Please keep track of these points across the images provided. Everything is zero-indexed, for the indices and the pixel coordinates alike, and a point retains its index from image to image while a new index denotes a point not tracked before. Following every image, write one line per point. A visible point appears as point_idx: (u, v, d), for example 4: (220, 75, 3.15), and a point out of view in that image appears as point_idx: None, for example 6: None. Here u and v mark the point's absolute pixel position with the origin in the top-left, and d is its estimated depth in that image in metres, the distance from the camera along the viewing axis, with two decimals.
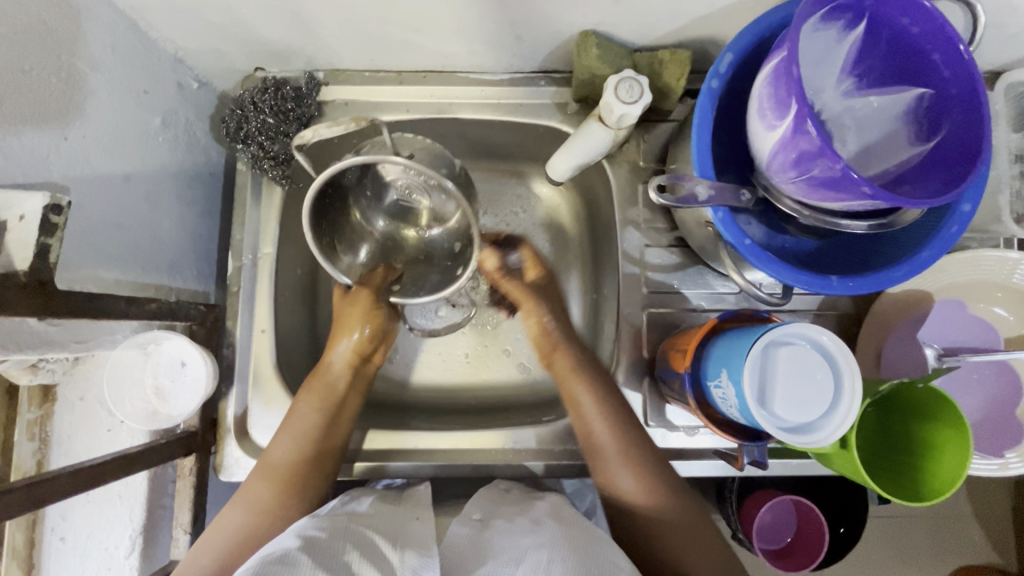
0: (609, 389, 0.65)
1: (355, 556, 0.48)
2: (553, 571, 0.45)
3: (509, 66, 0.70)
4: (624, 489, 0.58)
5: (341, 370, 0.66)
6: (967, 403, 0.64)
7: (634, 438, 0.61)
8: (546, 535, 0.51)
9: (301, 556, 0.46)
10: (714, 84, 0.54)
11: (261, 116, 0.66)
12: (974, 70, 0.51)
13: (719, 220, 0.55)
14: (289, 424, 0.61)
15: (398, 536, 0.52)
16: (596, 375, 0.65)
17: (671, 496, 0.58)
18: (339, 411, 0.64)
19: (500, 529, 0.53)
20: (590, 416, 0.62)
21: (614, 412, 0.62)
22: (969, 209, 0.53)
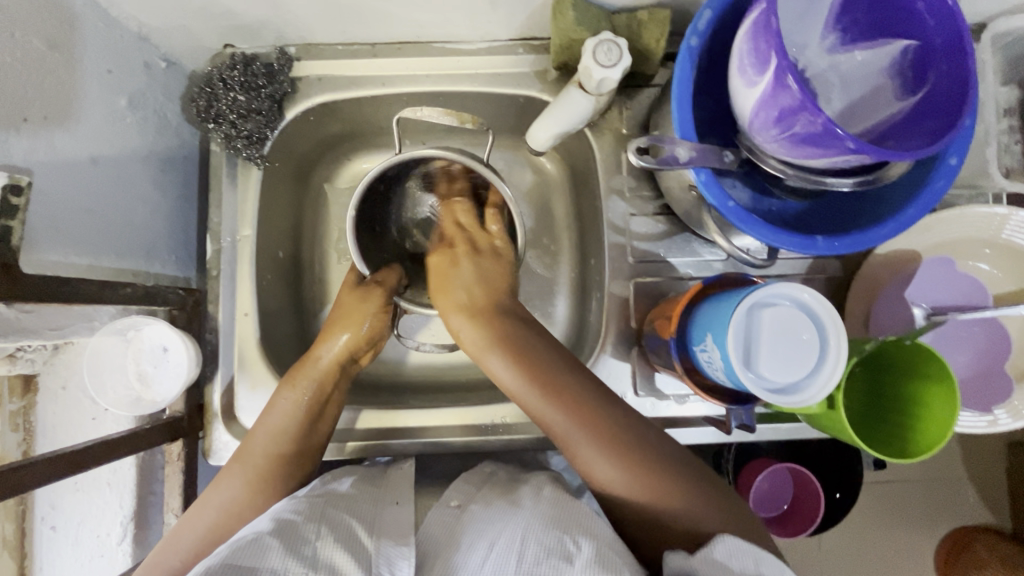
0: (559, 361, 0.58)
1: (327, 541, 0.48)
2: (531, 548, 0.46)
3: (485, 34, 0.68)
4: (608, 477, 0.52)
5: (327, 367, 0.64)
6: (957, 361, 0.64)
7: (586, 406, 0.55)
8: (530, 511, 0.51)
9: (272, 541, 0.46)
10: (693, 42, 0.52)
11: (232, 94, 0.65)
12: (959, 17, 0.49)
13: (703, 183, 0.53)
14: (266, 419, 0.60)
15: (373, 523, 0.52)
16: (541, 348, 0.59)
17: (659, 466, 0.52)
18: (317, 416, 0.62)
19: (490, 505, 0.53)
20: (545, 411, 0.55)
21: (567, 386, 0.56)
22: (955, 162, 0.52)
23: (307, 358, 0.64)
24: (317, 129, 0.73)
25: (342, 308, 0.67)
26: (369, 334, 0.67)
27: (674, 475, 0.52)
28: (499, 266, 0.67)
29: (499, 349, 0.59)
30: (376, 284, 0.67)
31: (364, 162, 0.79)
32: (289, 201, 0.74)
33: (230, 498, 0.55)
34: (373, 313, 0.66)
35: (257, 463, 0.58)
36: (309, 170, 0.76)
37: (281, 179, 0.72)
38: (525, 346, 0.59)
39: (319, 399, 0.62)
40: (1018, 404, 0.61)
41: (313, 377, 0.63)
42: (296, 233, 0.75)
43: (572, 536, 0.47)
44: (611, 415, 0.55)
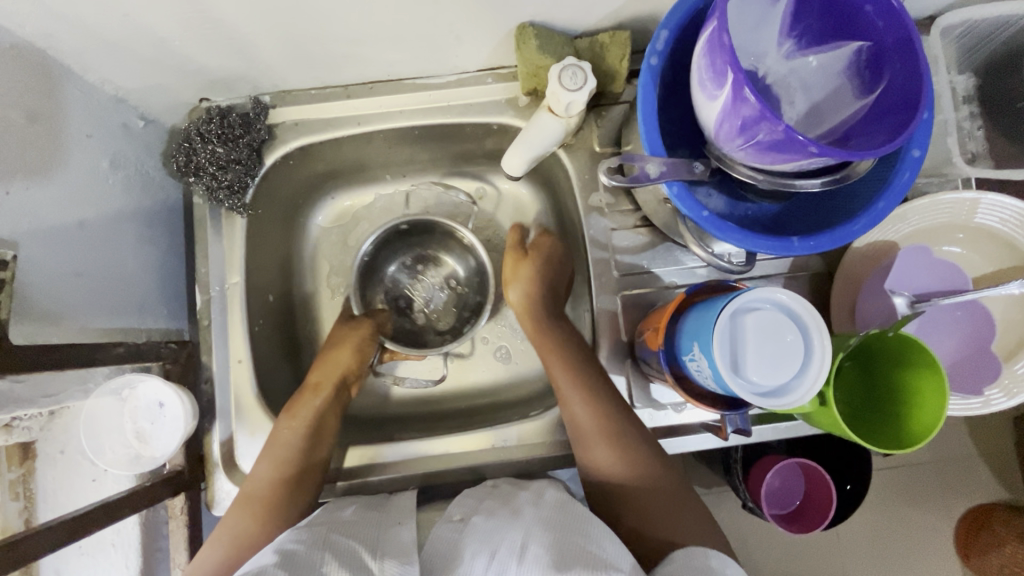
0: (589, 366, 0.67)
1: (332, 566, 0.49)
2: (531, 563, 0.46)
3: (454, 68, 0.69)
4: (608, 467, 0.61)
5: (323, 393, 0.67)
6: (943, 346, 0.65)
7: (609, 407, 0.63)
8: (528, 526, 0.51)
9: (275, 569, 0.47)
10: (653, 62, 0.54)
11: (210, 146, 0.66)
12: (905, 17, 0.53)
13: (676, 195, 0.55)
14: (268, 449, 0.62)
15: (375, 544, 0.52)
16: (589, 368, 0.67)
17: (651, 467, 0.61)
18: (318, 441, 0.64)
19: (482, 524, 0.53)
20: (573, 406, 0.64)
21: (603, 403, 0.64)
22: (919, 154, 0.54)
23: (302, 391, 0.67)
24: (297, 172, 0.74)
25: (332, 339, 0.71)
26: (353, 363, 0.70)
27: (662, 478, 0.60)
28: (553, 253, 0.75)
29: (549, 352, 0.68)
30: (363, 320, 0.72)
31: (347, 199, 0.82)
32: (274, 244, 0.75)
33: (240, 531, 0.58)
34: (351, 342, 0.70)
35: (262, 499, 0.60)
36: (293, 213, 0.77)
37: (266, 224, 0.73)
38: (576, 363, 0.67)
39: (315, 422, 0.65)
40: (1009, 382, 0.62)
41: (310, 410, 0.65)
42: (284, 276, 0.77)
43: (571, 551, 0.47)
44: (627, 419, 0.63)
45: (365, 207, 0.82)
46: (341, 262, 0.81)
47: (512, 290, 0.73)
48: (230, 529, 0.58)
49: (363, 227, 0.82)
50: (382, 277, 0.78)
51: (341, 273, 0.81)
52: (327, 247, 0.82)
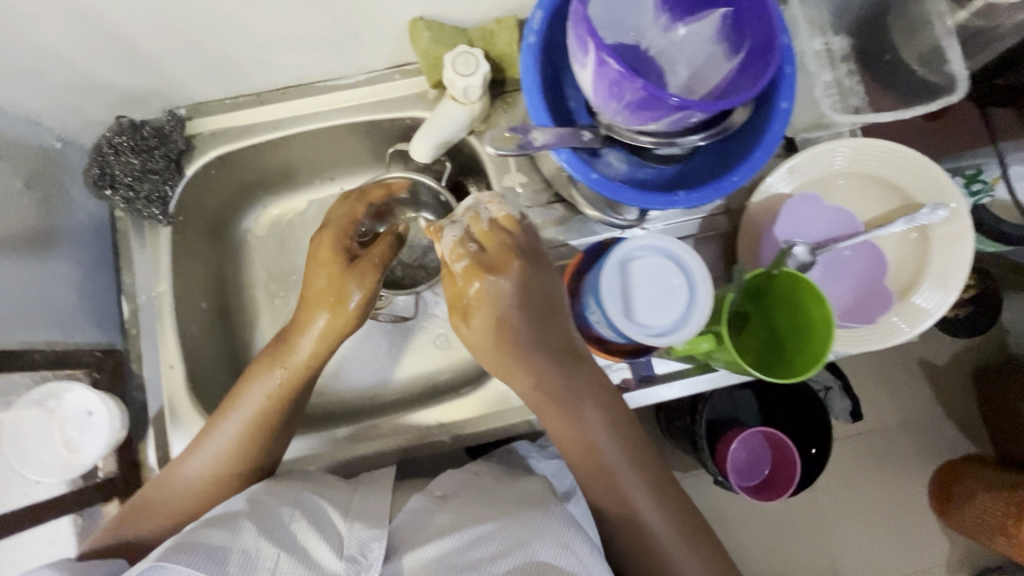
0: (552, 364, 0.57)
1: (301, 523, 0.52)
2: (522, 552, 0.49)
3: (361, 67, 0.73)
4: (588, 472, 0.61)
5: (303, 353, 0.63)
6: (842, 287, 0.69)
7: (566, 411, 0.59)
8: (521, 511, 0.53)
9: (246, 522, 0.51)
10: (531, 40, 0.58)
11: (125, 159, 0.68)
12: None
13: (565, 161, 0.59)
14: (250, 389, 0.62)
15: (347, 506, 0.56)
16: (550, 363, 0.57)
17: (624, 464, 0.60)
18: (290, 400, 0.63)
19: (463, 503, 0.56)
20: (529, 395, 0.60)
21: (568, 403, 0.59)
22: (787, 105, 0.59)
23: (282, 337, 0.64)
24: (221, 181, 0.76)
25: (317, 257, 0.66)
26: (346, 297, 0.64)
27: (642, 481, 0.60)
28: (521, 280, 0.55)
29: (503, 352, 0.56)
30: (363, 265, 0.65)
31: (279, 207, 0.84)
32: (204, 252, 0.77)
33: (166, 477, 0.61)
34: (357, 289, 0.64)
35: (208, 473, 0.61)
36: (221, 221, 0.79)
37: (193, 233, 0.75)
38: (538, 369, 0.57)
39: (297, 376, 0.63)
40: (904, 313, 0.67)
41: (260, 392, 0.62)
42: (218, 282, 0.78)
43: (558, 539, 0.51)
44: (599, 415, 0.60)
45: (296, 211, 0.85)
46: (276, 266, 0.83)
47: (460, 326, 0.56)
48: (177, 494, 0.60)
49: (294, 231, 0.84)
50: None
51: (276, 277, 0.83)
52: (261, 254, 0.83)
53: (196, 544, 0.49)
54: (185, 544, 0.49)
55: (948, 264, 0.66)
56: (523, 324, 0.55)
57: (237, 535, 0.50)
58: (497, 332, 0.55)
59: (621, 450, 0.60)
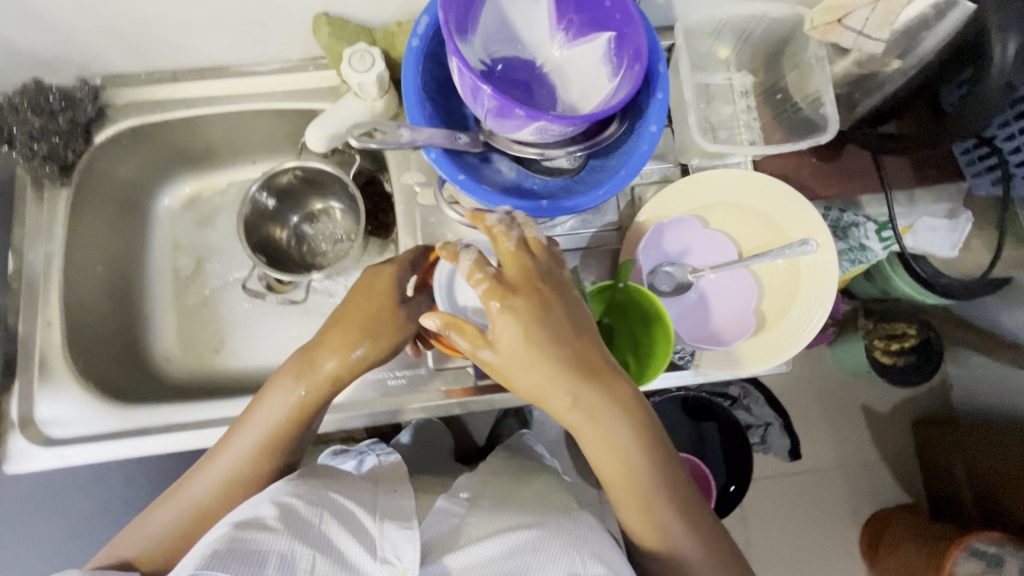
0: (597, 393, 0.50)
1: (331, 524, 0.50)
2: (549, 564, 0.50)
3: (276, 56, 0.75)
4: (628, 514, 0.54)
5: (319, 378, 0.57)
6: (711, 309, 0.71)
7: (644, 431, 0.52)
8: (547, 526, 0.54)
9: (272, 525, 0.49)
10: (415, 44, 0.60)
11: (25, 118, 0.68)
12: (635, 12, 0.60)
13: (435, 161, 0.61)
14: (256, 414, 0.59)
15: (375, 506, 0.54)
16: (596, 392, 0.50)
17: (668, 500, 0.53)
18: (311, 412, 0.59)
19: (492, 509, 0.57)
20: (569, 422, 0.51)
21: (607, 434, 0.51)
22: (655, 129, 0.61)
23: (302, 358, 0.58)
24: (132, 152, 0.78)
25: (365, 287, 0.60)
26: (375, 345, 0.58)
27: (683, 518, 0.53)
28: (527, 304, 0.48)
29: (541, 362, 0.48)
30: (382, 324, 0.59)
31: (195, 185, 0.86)
32: (108, 218, 0.79)
33: (168, 523, 0.57)
34: (365, 343, 0.58)
35: (204, 498, 0.58)
36: (132, 191, 0.82)
37: (97, 198, 0.77)
38: (598, 396, 0.50)
39: (315, 390, 0.58)
40: (758, 340, 0.69)
41: (281, 409, 0.58)
42: (120, 249, 0.80)
43: (578, 555, 0.51)
44: (627, 455, 0.52)
45: (211, 189, 0.87)
46: (184, 239, 0.85)
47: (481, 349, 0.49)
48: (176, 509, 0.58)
49: (207, 208, 0.86)
50: (272, 211, 0.83)
51: (183, 251, 0.85)
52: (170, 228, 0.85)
53: (224, 550, 0.46)
54: (224, 550, 0.46)
55: (817, 293, 0.70)
56: (514, 341, 0.48)
57: (265, 537, 0.48)
58: (557, 344, 0.48)
59: (639, 486, 0.52)
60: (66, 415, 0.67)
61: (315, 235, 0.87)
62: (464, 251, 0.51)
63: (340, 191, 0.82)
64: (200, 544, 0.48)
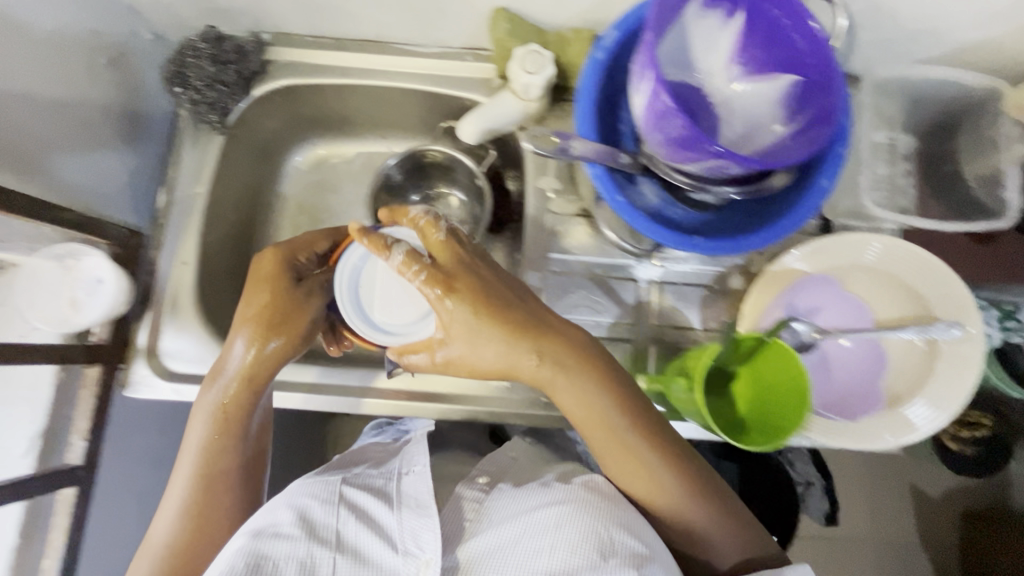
0: (591, 371, 0.56)
1: (349, 522, 0.53)
2: (564, 541, 0.50)
3: (438, 40, 0.76)
4: (641, 495, 0.57)
5: (236, 373, 0.60)
6: (834, 376, 0.68)
7: (636, 412, 0.57)
8: (563, 493, 0.54)
9: (293, 528, 0.51)
10: (599, 56, 0.60)
11: (201, 64, 0.71)
12: (832, 60, 0.58)
13: (596, 177, 0.61)
14: (186, 441, 0.60)
15: (393, 497, 0.57)
16: (565, 368, 0.55)
17: (689, 478, 0.57)
18: (252, 394, 0.60)
19: (503, 497, 0.58)
20: (568, 403, 0.57)
21: (580, 405, 0.56)
22: (826, 185, 0.59)
23: (211, 372, 0.60)
24: (282, 109, 0.80)
25: (255, 274, 0.61)
26: (280, 309, 0.60)
27: (688, 492, 0.57)
28: (490, 277, 0.55)
29: (520, 332, 0.54)
30: (283, 328, 0.60)
31: (327, 150, 0.88)
32: (247, 170, 0.81)
33: (173, 538, 0.57)
34: (279, 336, 0.59)
35: (174, 529, 0.57)
36: (272, 147, 0.84)
37: (243, 149, 0.79)
38: (558, 360, 0.55)
39: (240, 394, 0.60)
40: (887, 419, 0.65)
41: (203, 428, 0.60)
42: (252, 201, 0.83)
43: (603, 524, 0.51)
44: (639, 432, 0.56)
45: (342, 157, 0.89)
46: (309, 201, 0.87)
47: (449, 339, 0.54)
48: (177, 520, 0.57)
49: (335, 175, 0.88)
50: (400, 191, 0.85)
51: (307, 213, 0.87)
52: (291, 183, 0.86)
53: (253, 559, 0.48)
54: (251, 556, 0.49)
55: (951, 385, 0.64)
56: (500, 326, 0.53)
57: (283, 544, 0.50)
58: (517, 317, 0.54)
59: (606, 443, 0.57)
60: (188, 354, 0.68)
61: (427, 217, 0.87)
62: (369, 234, 0.57)
63: (471, 184, 0.83)
64: (245, 528, 0.52)
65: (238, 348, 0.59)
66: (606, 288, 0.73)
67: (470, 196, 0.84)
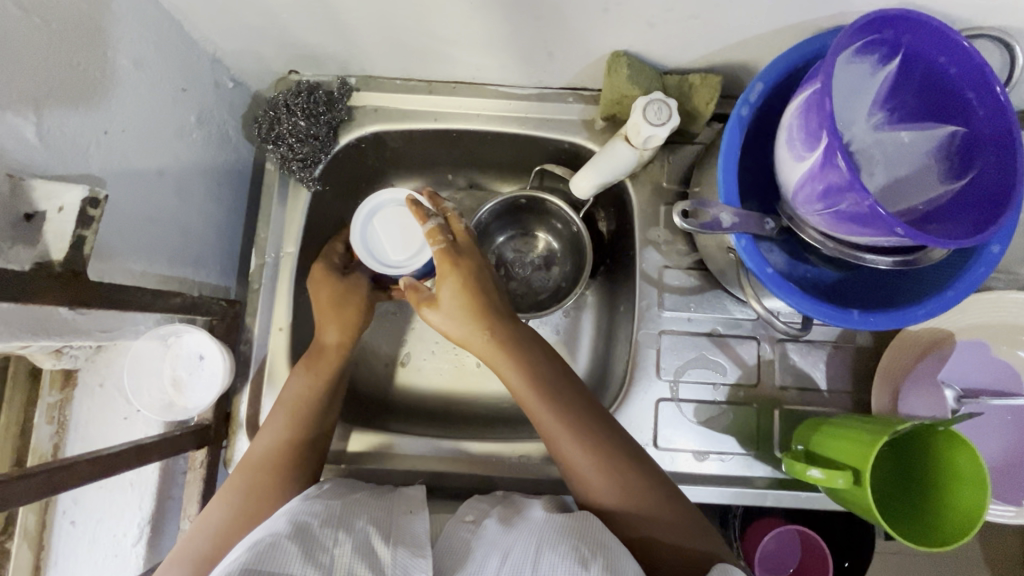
0: (525, 334, 0.61)
1: (344, 549, 0.49)
2: (546, 561, 0.46)
3: (537, 81, 0.70)
4: (587, 475, 0.56)
5: (328, 356, 0.65)
6: (987, 447, 0.63)
7: (552, 379, 0.59)
8: (532, 529, 0.51)
9: (286, 543, 0.48)
10: (744, 112, 0.54)
11: (293, 118, 0.67)
12: (1011, 112, 0.51)
13: (742, 247, 0.54)
14: (271, 422, 0.61)
15: (389, 530, 0.53)
16: (505, 333, 0.60)
17: (612, 453, 0.56)
18: (325, 383, 0.64)
19: (493, 530, 0.53)
20: (507, 372, 0.59)
21: (538, 372, 0.59)
22: (998, 250, 0.53)
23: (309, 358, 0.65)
24: (367, 156, 0.76)
25: (315, 274, 0.70)
26: (343, 296, 0.68)
27: (610, 470, 0.55)
28: (472, 257, 0.63)
29: (463, 291, 0.60)
30: (347, 307, 0.68)
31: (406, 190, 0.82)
32: (333, 222, 0.77)
33: (221, 526, 0.53)
34: (346, 321, 0.67)
35: (223, 522, 0.53)
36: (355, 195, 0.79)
37: (330, 200, 0.75)
38: (522, 340, 0.60)
39: (325, 371, 0.64)
40: None
41: (277, 423, 0.61)
42: None
43: (589, 546, 0.48)
44: (562, 391, 0.59)
45: None
46: None
47: (433, 307, 0.62)
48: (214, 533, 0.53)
49: None
50: (490, 236, 0.80)
51: None
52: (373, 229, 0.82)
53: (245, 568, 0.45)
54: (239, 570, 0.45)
55: None
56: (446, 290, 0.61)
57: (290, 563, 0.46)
58: (472, 282, 0.61)
59: (563, 420, 0.57)
60: None
61: (515, 260, 0.82)
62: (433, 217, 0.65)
63: (567, 231, 0.78)
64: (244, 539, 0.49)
65: (328, 336, 0.66)
66: (724, 348, 0.69)
67: (565, 242, 0.80)
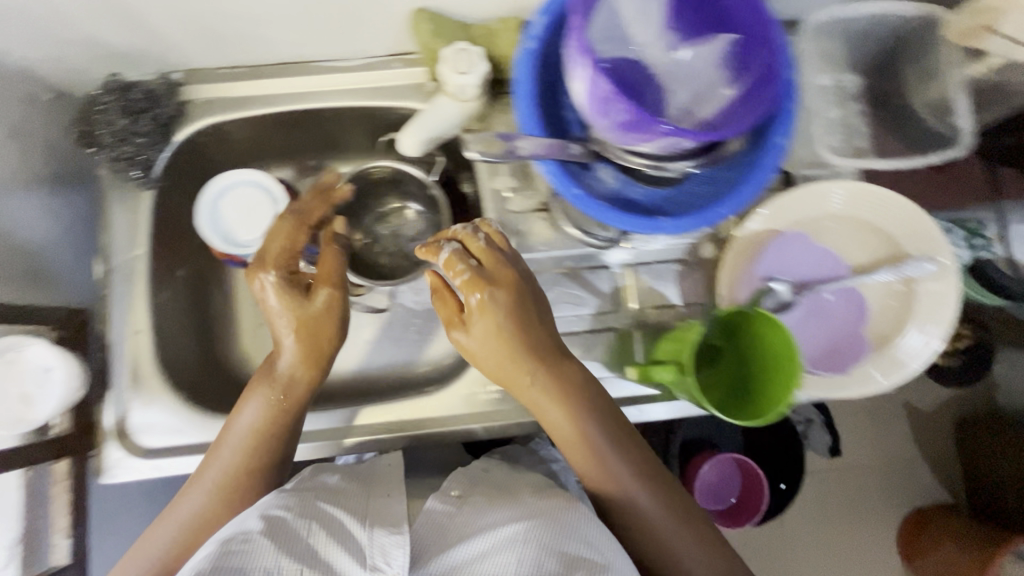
0: (551, 350, 0.58)
1: (320, 538, 0.50)
2: (532, 551, 0.47)
3: (359, 51, 0.72)
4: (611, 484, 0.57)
5: (289, 367, 0.59)
6: (819, 330, 0.67)
7: (591, 409, 0.58)
8: (528, 507, 0.53)
9: (260, 538, 0.48)
10: (530, 47, 0.57)
11: (113, 119, 0.67)
12: (767, 14, 0.55)
13: (550, 173, 0.58)
14: (227, 440, 0.59)
15: (367, 512, 0.54)
16: (563, 364, 0.58)
17: (627, 464, 0.58)
18: (292, 409, 0.60)
19: (474, 507, 0.54)
20: (535, 396, 0.58)
21: (570, 393, 0.58)
22: (781, 140, 0.57)
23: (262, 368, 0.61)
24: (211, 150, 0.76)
25: (267, 260, 0.60)
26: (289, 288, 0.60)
27: (626, 466, 0.57)
28: (504, 271, 0.57)
29: (508, 324, 0.56)
30: (285, 305, 0.59)
31: None
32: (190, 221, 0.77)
33: (202, 509, 0.57)
34: (285, 328, 0.59)
35: (202, 505, 0.57)
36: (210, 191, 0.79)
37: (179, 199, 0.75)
38: (568, 372, 0.58)
39: (292, 398, 0.60)
40: (879, 365, 0.65)
41: (258, 411, 0.59)
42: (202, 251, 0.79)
43: (573, 545, 0.48)
44: (601, 417, 0.58)
45: None
46: None
47: (457, 330, 0.58)
48: (177, 524, 0.57)
49: None
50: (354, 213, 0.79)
51: None
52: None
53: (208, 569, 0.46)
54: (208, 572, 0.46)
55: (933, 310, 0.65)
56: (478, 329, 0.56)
57: (257, 559, 0.47)
58: (530, 313, 0.57)
59: (583, 441, 0.57)
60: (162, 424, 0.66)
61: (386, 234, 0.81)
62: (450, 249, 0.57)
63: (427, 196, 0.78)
64: (213, 537, 0.50)
65: (283, 340, 0.59)
66: (580, 280, 0.72)
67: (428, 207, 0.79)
